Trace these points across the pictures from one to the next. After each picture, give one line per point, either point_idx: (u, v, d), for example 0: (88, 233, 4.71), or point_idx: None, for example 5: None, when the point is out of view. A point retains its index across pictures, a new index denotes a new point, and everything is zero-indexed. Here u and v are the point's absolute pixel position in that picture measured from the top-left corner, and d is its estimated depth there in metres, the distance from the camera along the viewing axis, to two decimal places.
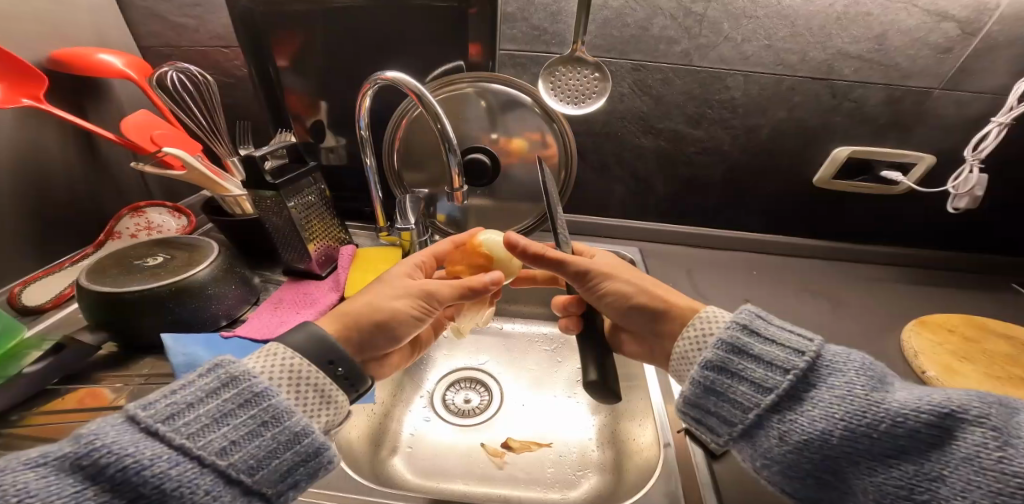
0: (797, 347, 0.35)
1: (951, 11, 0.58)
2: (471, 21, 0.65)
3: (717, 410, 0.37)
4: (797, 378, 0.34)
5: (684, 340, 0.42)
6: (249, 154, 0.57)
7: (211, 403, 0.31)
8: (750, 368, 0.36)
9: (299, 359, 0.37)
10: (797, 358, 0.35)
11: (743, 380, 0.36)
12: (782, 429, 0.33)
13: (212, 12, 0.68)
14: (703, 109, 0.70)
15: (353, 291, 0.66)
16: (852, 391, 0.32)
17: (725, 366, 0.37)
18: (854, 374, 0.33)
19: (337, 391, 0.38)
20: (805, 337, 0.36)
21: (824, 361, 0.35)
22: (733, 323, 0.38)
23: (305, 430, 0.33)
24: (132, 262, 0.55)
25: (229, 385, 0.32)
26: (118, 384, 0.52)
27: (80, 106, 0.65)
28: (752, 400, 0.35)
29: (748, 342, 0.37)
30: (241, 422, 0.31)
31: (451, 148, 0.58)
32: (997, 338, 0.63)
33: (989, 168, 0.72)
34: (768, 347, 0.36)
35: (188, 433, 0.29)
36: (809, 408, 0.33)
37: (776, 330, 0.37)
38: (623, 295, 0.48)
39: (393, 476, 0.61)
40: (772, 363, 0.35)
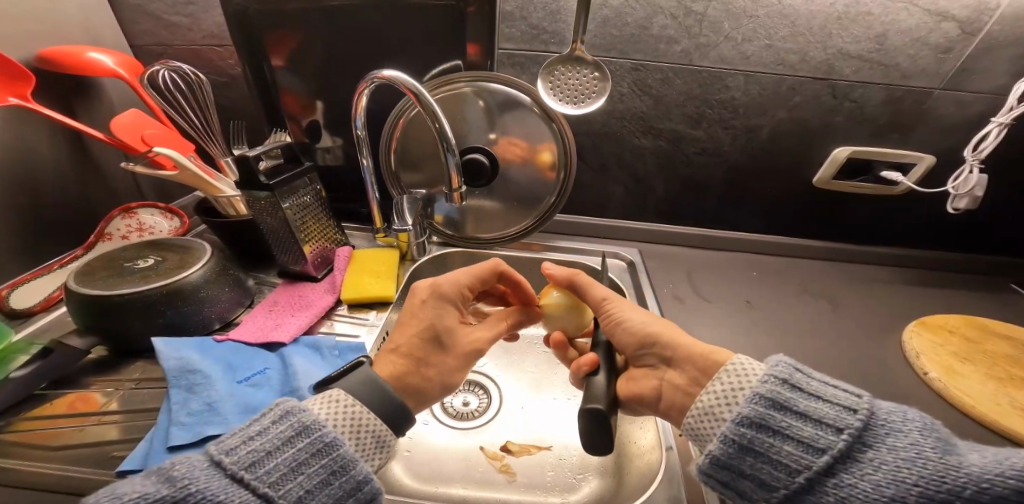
0: (847, 404, 0.33)
1: (951, 11, 0.58)
2: (469, 20, 0.64)
3: (757, 472, 0.34)
4: (851, 437, 0.32)
5: (710, 391, 0.39)
6: (243, 154, 0.56)
7: (287, 452, 0.32)
8: (797, 426, 0.34)
9: (359, 406, 0.37)
10: (849, 416, 0.33)
11: (788, 439, 0.34)
12: (840, 496, 0.31)
13: (206, 11, 0.67)
14: (703, 110, 0.69)
15: (349, 293, 0.65)
16: (921, 454, 0.30)
17: (765, 423, 0.34)
18: (917, 434, 0.31)
19: (390, 434, 0.38)
20: (854, 393, 0.34)
21: (879, 420, 0.33)
22: (770, 377, 0.37)
23: (367, 481, 0.34)
24: (121, 265, 0.54)
25: (303, 434, 0.33)
26: (110, 389, 0.51)
27: (70, 105, 0.64)
28: (801, 461, 0.33)
29: (790, 398, 0.35)
30: (313, 471, 0.32)
31: (449, 148, 0.58)
32: (998, 339, 0.63)
33: (988, 169, 0.72)
34: (814, 404, 0.34)
35: (270, 481, 0.30)
36: (870, 471, 0.31)
37: (820, 386, 0.35)
38: (634, 322, 0.48)
39: (391, 481, 0.60)
40: (823, 422, 0.33)
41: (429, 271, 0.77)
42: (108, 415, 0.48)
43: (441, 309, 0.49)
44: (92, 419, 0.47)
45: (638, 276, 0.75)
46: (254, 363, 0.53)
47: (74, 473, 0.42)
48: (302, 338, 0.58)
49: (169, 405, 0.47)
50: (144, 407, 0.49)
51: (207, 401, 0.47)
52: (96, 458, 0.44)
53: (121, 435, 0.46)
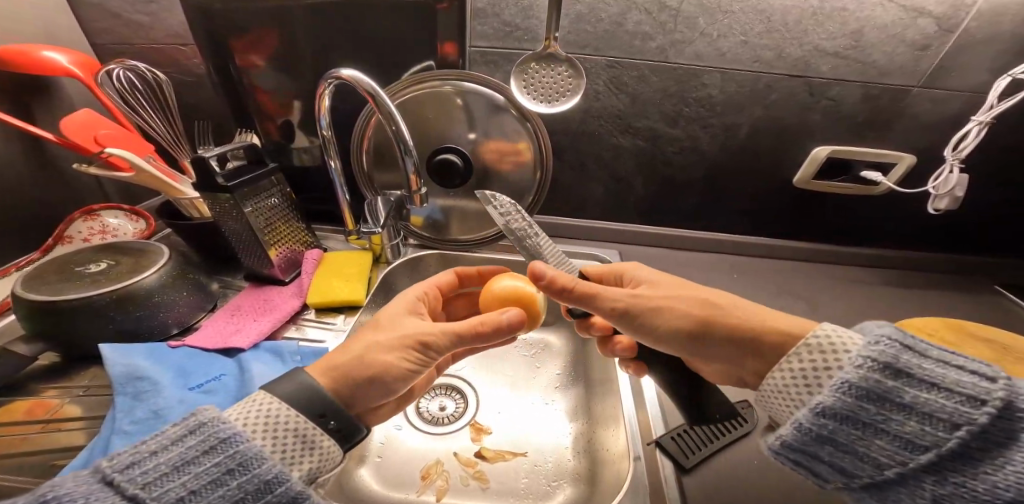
0: (974, 395, 0.30)
1: (927, 7, 0.57)
2: (439, 17, 0.63)
3: (838, 457, 0.33)
4: (970, 435, 0.29)
5: (789, 370, 0.38)
6: (200, 156, 0.54)
7: (175, 451, 0.30)
8: (898, 420, 0.31)
9: (276, 403, 0.35)
10: (975, 410, 0.29)
11: (882, 433, 0.32)
12: (945, 491, 0.30)
13: (168, 9, 0.65)
14: (680, 108, 0.68)
15: (315, 298, 0.63)
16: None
17: (853, 415, 0.33)
18: None
19: (325, 436, 0.36)
20: (988, 377, 0.30)
21: (1018, 411, 0.29)
22: (869, 362, 0.33)
23: (276, 479, 0.31)
24: (73, 269, 0.53)
25: (195, 432, 0.31)
26: (56, 397, 0.49)
27: (26, 107, 0.63)
28: (895, 458, 0.31)
29: (893, 387, 0.32)
30: (203, 470, 0.29)
31: (407, 150, 0.57)
32: (976, 342, 0.62)
33: (970, 168, 0.71)
34: (927, 395, 0.31)
35: (143, 483, 0.28)
36: (995, 472, 0.29)
37: (936, 370, 0.31)
38: (678, 330, 0.42)
39: (359, 490, 0.57)
40: (935, 418, 0.30)
41: (404, 273, 0.75)
42: (61, 422, 0.47)
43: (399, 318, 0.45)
44: (39, 426, 0.46)
45: None
46: (210, 369, 0.52)
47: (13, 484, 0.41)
48: (263, 344, 0.57)
49: (114, 412, 0.46)
50: (99, 413, 0.48)
51: (154, 409, 0.46)
52: (44, 468, 0.42)
53: (75, 440, 0.45)
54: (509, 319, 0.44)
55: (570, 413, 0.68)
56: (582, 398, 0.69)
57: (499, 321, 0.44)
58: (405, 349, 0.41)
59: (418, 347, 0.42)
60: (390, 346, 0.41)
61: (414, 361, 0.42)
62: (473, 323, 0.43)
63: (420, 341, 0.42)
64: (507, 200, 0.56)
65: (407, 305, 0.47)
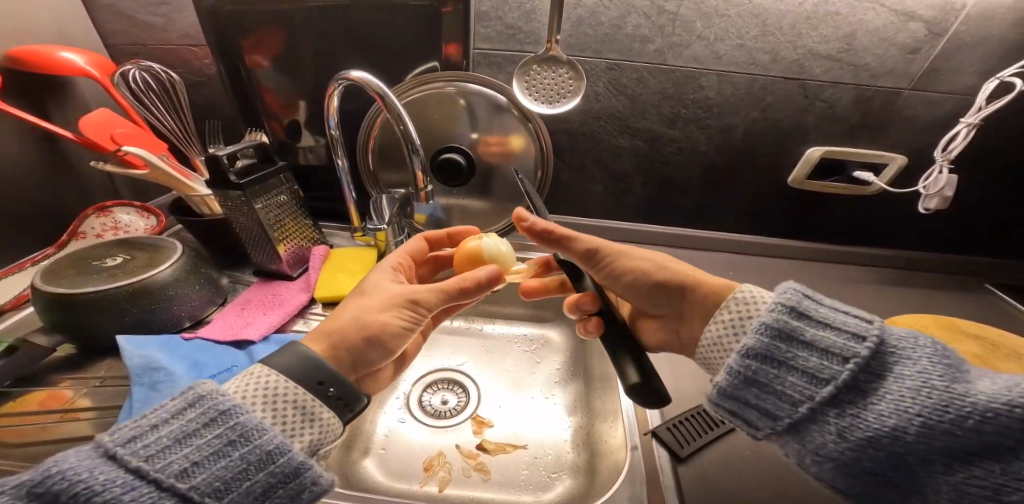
0: (855, 332, 0.34)
1: (917, 11, 0.59)
2: (443, 20, 0.64)
3: (762, 400, 0.36)
4: (856, 367, 0.33)
5: (717, 323, 0.42)
6: (212, 154, 0.56)
7: (176, 425, 0.31)
8: (801, 357, 0.35)
9: (275, 376, 0.36)
10: (857, 344, 0.33)
11: (793, 370, 0.35)
12: (842, 422, 0.32)
13: (180, 11, 0.67)
14: (678, 109, 0.70)
15: (323, 293, 0.66)
16: (926, 382, 0.31)
17: (769, 354, 0.36)
18: (927, 362, 0.31)
19: (322, 409, 0.37)
20: (867, 320, 0.35)
21: (889, 348, 0.33)
22: (778, 306, 0.37)
23: (275, 449, 0.32)
24: (89, 263, 0.54)
25: (195, 406, 0.32)
26: (73, 387, 0.51)
27: (42, 105, 0.65)
28: (804, 392, 0.34)
29: (797, 326, 0.36)
30: (204, 442, 0.31)
31: (414, 149, 0.59)
32: (964, 337, 0.64)
33: (960, 168, 0.73)
34: (822, 333, 0.35)
35: (146, 455, 0.29)
36: (875, 399, 0.32)
37: (829, 313, 0.36)
38: (640, 271, 0.49)
39: (364, 480, 0.59)
40: (827, 351, 0.34)
41: None
42: (78, 412, 0.48)
43: (379, 286, 0.47)
44: (57, 415, 0.47)
45: None
46: (223, 361, 0.54)
47: None
48: (273, 337, 0.59)
49: (130, 402, 0.47)
50: (113, 403, 0.50)
51: None
52: None
53: (84, 430, 0.47)
54: (488, 276, 0.48)
55: (569, 408, 0.69)
56: (582, 393, 0.70)
57: (478, 280, 0.48)
58: (400, 311, 0.45)
59: (409, 306, 0.45)
60: (380, 308, 0.44)
61: (406, 318, 0.45)
62: (454, 285, 0.47)
63: (409, 300, 0.45)
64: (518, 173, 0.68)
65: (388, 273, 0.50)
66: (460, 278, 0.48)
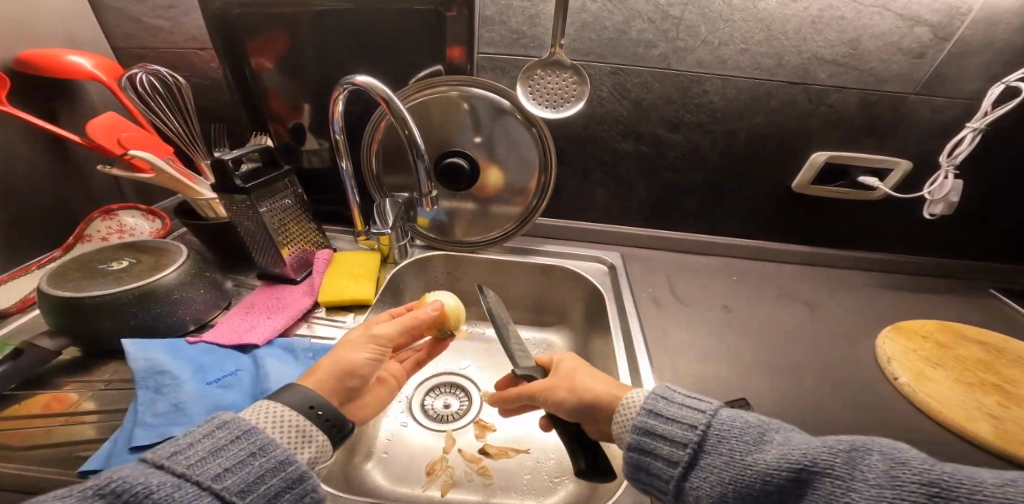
0: (688, 421, 0.37)
1: (923, 15, 0.59)
2: (448, 23, 0.65)
3: (650, 483, 0.39)
4: (692, 451, 0.36)
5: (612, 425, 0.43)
6: (219, 157, 0.56)
7: (207, 441, 0.32)
8: (657, 447, 0.38)
9: (287, 404, 0.38)
10: (689, 432, 0.37)
11: (656, 458, 0.38)
12: (695, 498, 0.36)
13: (187, 14, 0.68)
14: (682, 113, 0.69)
15: (326, 296, 0.66)
16: (732, 458, 0.34)
17: (637, 445, 0.39)
18: (736, 439, 0.35)
19: (320, 431, 0.38)
20: (699, 408, 0.38)
21: (713, 430, 0.36)
22: (638, 406, 0.41)
23: (288, 459, 0.33)
24: (96, 266, 0.55)
25: (221, 426, 0.33)
26: (78, 389, 0.51)
27: (49, 108, 0.65)
28: (666, 475, 0.37)
29: (651, 423, 0.39)
30: (232, 453, 0.32)
31: (419, 153, 0.59)
32: (971, 344, 0.64)
33: (965, 174, 0.72)
34: (667, 425, 0.38)
35: (187, 464, 0.30)
36: (706, 474, 0.35)
37: (675, 408, 0.39)
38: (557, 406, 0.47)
39: (367, 483, 0.59)
40: (672, 439, 0.37)
41: (411, 274, 0.77)
42: (82, 415, 0.48)
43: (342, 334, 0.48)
44: (63, 418, 0.48)
45: (619, 280, 0.75)
46: (226, 364, 0.54)
47: (42, 472, 0.42)
48: (277, 340, 0.59)
49: (136, 405, 0.48)
50: (118, 406, 0.50)
51: (174, 402, 0.48)
52: (69, 458, 0.44)
53: (88, 433, 0.47)
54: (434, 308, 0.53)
55: None
56: None
57: (427, 314, 0.53)
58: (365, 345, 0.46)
59: (376, 342, 0.47)
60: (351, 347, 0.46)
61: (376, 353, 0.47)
62: (408, 318, 0.51)
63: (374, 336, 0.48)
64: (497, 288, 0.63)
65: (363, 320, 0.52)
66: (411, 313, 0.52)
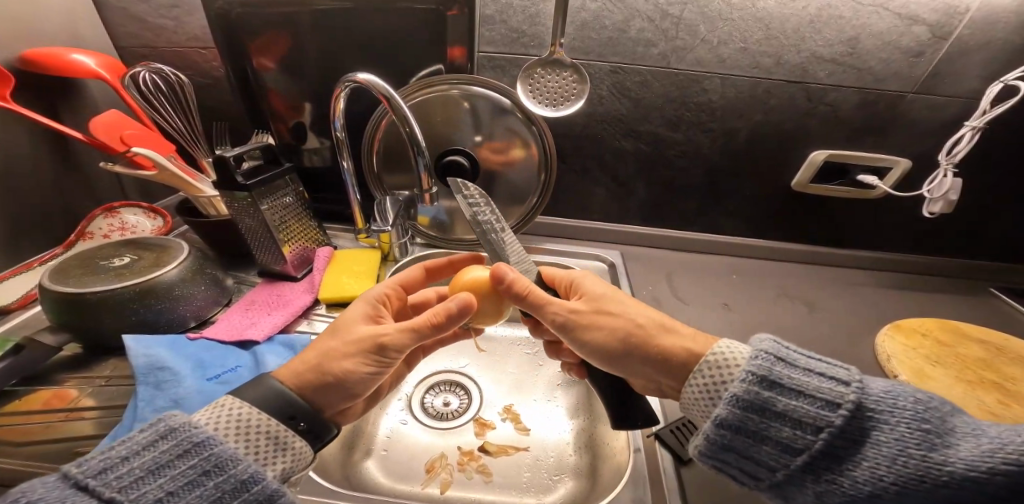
0: (830, 400, 0.34)
1: (921, 15, 0.59)
2: (449, 21, 0.65)
3: (741, 465, 0.37)
4: (831, 436, 0.34)
5: (692, 386, 0.41)
6: (220, 155, 0.56)
7: (148, 455, 0.31)
8: (776, 428, 0.35)
9: (247, 408, 0.36)
10: (830, 414, 0.34)
11: (769, 441, 0.35)
12: (822, 488, 0.34)
13: (190, 13, 0.68)
14: (681, 112, 0.70)
15: (327, 292, 0.66)
16: (903, 451, 0.32)
17: (744, 426, 0.36)
18: (904, 428, 0.32)
19: (296, 438, 0.38)
20: (841, 381, 0.35)
21: (864, 412, 0.34)
22: (749, 377, 0.37)
23: (250, 478, 0.33)
24: (96, 263, 0.55)
25: (168, 437, 0.32)
26: (80, 386, 0.51)
27: (52, 107, 0.65)
28: (782, 461, 0.35)
29: (769, 396, 0.36)
30: (178, 472, 0.31)
31: (420, 150, 0.59)
32: (971, 342, 0.64)
33: (964, 173, 0.72)
34: (795, 403, 0.35)
35: (120, 486, 0.30)
36: (853, 466, 0.33)
37: (802, 378, 0.36)
38: (604, 346, 0.44)
39: (366, 481, 0.59)
40: (803, 421, 0.34)
41: None
42: (81, 410, 0.49)
43: (350, 323, 0.44)
44: (61, 415, 0.48)
45: (619, 278, 0.75)
46: (226, 361, 0.54)
47: (39, 468, 0.42)
48: (277, 337, 0.59)
49: (135, 401, 0.48)
50: (118, 403, 0.50)
51: (174, 398, 0.48)
52: (68, 454, 0.44)
53: (87, 430, 0.47)
54: (459, 305, 0.44)
55: (570, 410, 0.69)
56: (585, 395, 0.69)
57: (451, 313, 0.44)
58: (366, 355, 0.41)
59: (375, 351, 0.42)
60: (348, 352, 0.41)
61: (372, 364, 0.42)
62: (425, 323, 0.43)
63: (378, 345, 0.42)
64: (476, 189, 0.61)
65: (364, 308, 0.46)
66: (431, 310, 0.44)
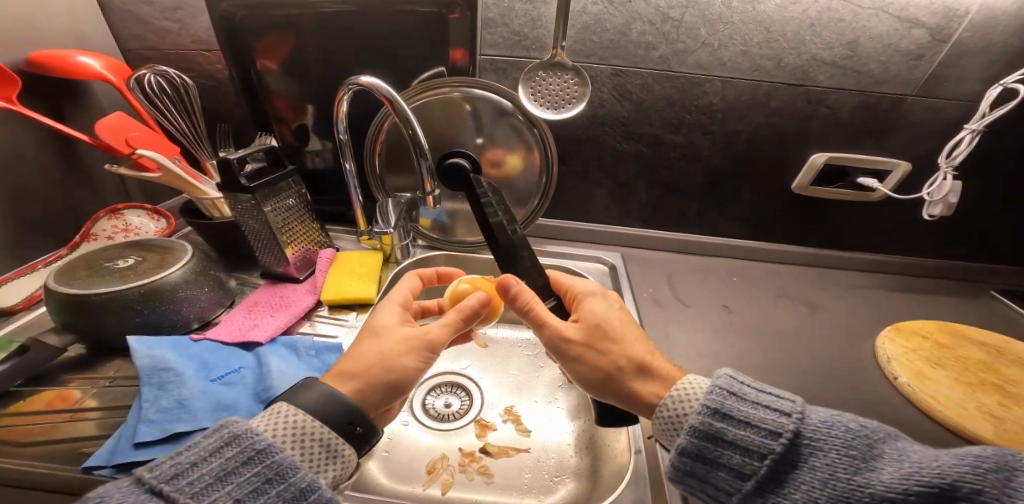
0: (771, 428, 0.35)
1: (920, 18, 0.59)
2: (451, 25, 0.65)
3: (702, 490, 0.38)
4: (774, 463, 0.35)
5: (657, 417, 0.42)
6: (224, 157, 0.57)
7: (214, 461, 0.32)
8: (727, 455, 0.36)
9: (302, 415, 0.36)
10: (772, 442, 0.35)
11: (722, 468, 0.36)
12: None
13: (194, 16, 0.69)
14: (682, 115, 0.70)
15: (329, 294, 0.66)
16: (832, 475, 0.33)
17: (700, 454, 0.37)
18: (836, 454, 0.34)
19: (348, 445, 0.38)
20: (781, 411, 0.36)
21: (803, 439, 0.35)
22: (704, 408, 0.38)
23: (309, 488, 0.33)
24: (101, 264, 0.55)
25: (232, 443, 0.33)
26: (84, 387, 0.52)
27: (57, 109, 0.66)
28: (734, 486, 0.36)
29: (720, 427, 0.37)
30: (243, 480, 0.31)
31: (422, 153, 0.59)
32: (972, 344, 0.64)
33: (964, 175, 0.73)
34: (743, 432, 0.36)
35: (192, 492, 0.30)
36: (794, 491, 0.34)
37: (748, 409, 0.37)
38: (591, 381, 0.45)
39: (368, 482, 0.59)
40: (750, 449, 0.36)
41: None
42: (86, 411, 0.49)
43: (384, 331, 0.44)
44: (66, 415, 0.48)
45: (620, 280, 0.76)
46: (230, 362, 0.55)
47: (44, 468, 0.43)
48: (280, 338, 0.59)
49: (140, 402, 0.48)
50: (121, 403, 0.50)
51: (178, 398, 0.48)
52: (71, 454, 0.45)
53: (90, 431, 0.47)
54: (481, 304, 0.47)
55: (571, 411, 0.69)
56: (586, 397, 0.70)
57: (473, 310, 0.46)
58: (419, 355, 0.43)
59: (426, 349, 0.44)
60: (402, 352, 0.42)
61: (427, 361, 0.44)
62: (457, 319, 0.46)
63: (427, 346, 0.43)
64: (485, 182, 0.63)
65: (393, 314, 0.46)
66: (457, 309, 0.46)
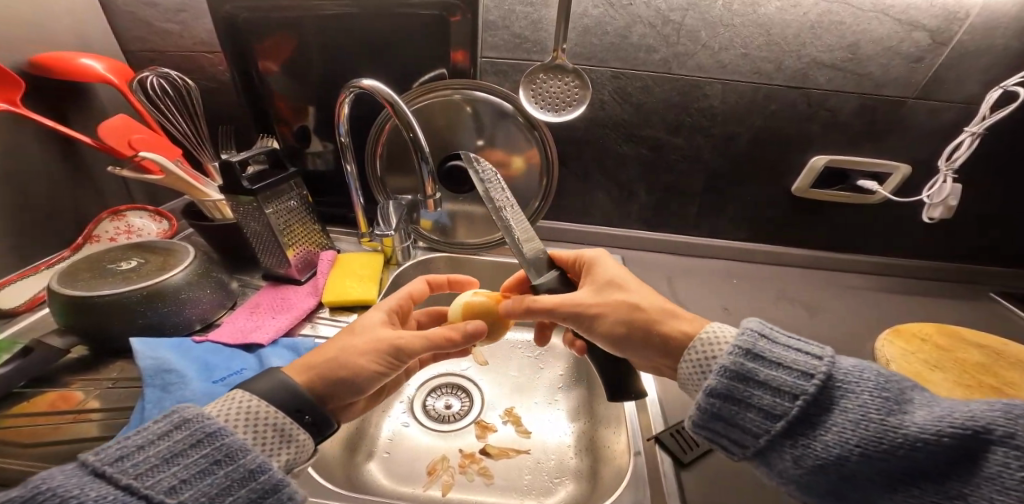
0: (804, 370, 0.35)
1: (921, 20, 0.59)
2: (452, 27, 0.66)
3: (727, 434, 0.37)
4: (807, 403, 0.34)
5: (685, 362, 0.42)
6: (226, 159, 0.57)
7: (161, 445, 0.31)
8: (758, 395, 0.36)
9: (256, 401, 0.37)
10: (805, 382, 0.35)
11: (752, 408, 0.36)
12: (797, 453, 0.34)
13: (196, 18, 0.69)
14: (682, 117, 0.70)
15: (330, 296, 0.66)
16: (865, 416, 0.33)
17: (730, 393, 0.37)
18: (868, 395, 0.33)
19: (301, 432, 0.38)
20: (814, 355, 0.36)
21: (835, 381, 0.34)
22: (735, 349, 0.38)
23: (259, 468, 0.33)
24: (104, 266, 0.56)
25: (182, 427, 0.33)
26: (87, 388, 0.52)
27: (59, 110, 0.66)
28: (763, 426, 0.35)
29: (753, 367, 0.37)
30: (192, 461, 0.31)
31: (424, 156, 0.60)
32: (970, 346, 0.64)
33: (965, 177, 0.73)
34: (774, 372, 0.36)
35: (136, 473, 0.30)
36: (825, 432, 0.33)
37: (781, 352, 0.37)
38: (616, 332, 0.45)
39: (369, 483, 0.59)
40: (781, 389, 0.35)
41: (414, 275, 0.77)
42: (89, 412, 0.49)
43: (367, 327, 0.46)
44: (69, 416, 0.48)
45: None
46: (232, 363, 0.55)
47: (44, 471, 0.43)
48: (282, 340, 0.60)
49: (141, 403, 0.48)
50: (124, 404, 0.51)
51: (181, 400, 0.49)
52: (73, 454, 0.45)
53: (93, 432, 0.47)
54: (474, 330, 0.47)
55: (571, 413, 0.70)
56: (586, 398, 0.70)
57: (463, 333, 0.47)
58: (381, 357, 0.43)
59: (390, 353, 0.44)
60: (363, 350, 0.43)
61: (384, 365, 0.44)
62: (440, 337, 0.46)
63: (393, 347, 0.44)
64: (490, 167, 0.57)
65: (380, 314, 0.48)
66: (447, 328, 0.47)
